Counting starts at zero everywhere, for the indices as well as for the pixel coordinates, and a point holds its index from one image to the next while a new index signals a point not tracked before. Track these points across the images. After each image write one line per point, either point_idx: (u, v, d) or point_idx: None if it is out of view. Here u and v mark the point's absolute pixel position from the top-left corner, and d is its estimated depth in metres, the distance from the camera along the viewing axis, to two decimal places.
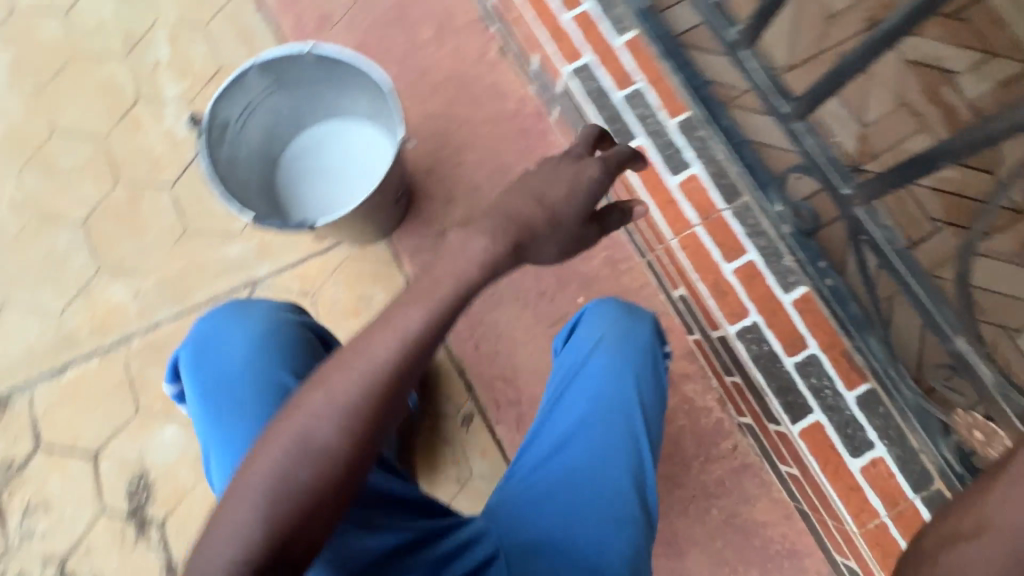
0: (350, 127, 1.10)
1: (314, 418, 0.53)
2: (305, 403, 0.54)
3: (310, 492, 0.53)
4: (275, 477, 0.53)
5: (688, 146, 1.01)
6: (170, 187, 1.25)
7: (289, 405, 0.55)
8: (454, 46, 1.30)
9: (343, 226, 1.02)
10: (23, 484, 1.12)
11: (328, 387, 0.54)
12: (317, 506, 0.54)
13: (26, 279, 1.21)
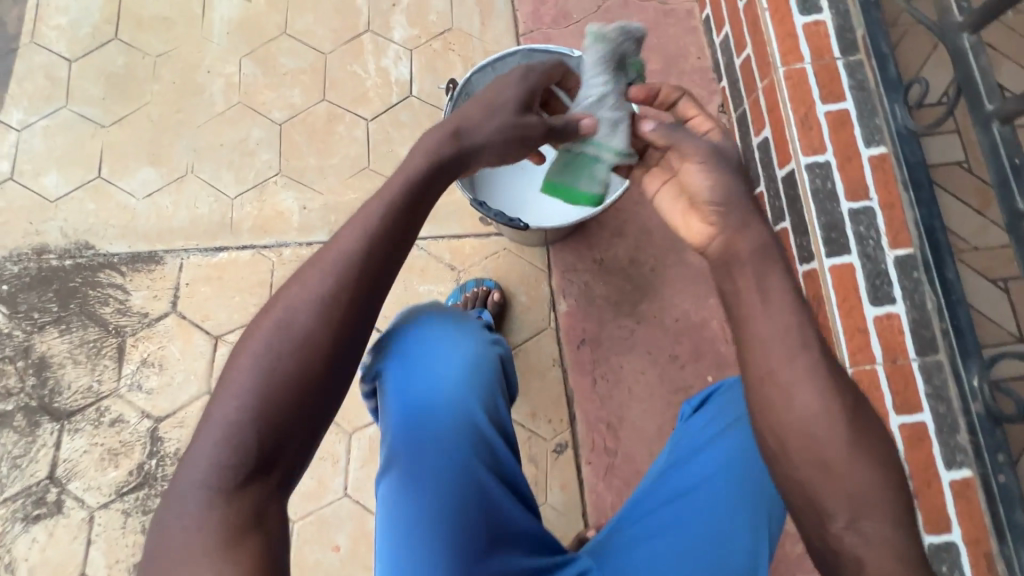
0: None
1: (335, 250, 0.54)
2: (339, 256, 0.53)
3: (329, 308, 0.52)
4: (315, 292, 0.52)
5: (899, 283, 0.96)
6: (367, 122, 1.29)
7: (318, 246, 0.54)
8: (675, 89, 1.31)
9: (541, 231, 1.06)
10: (149, 338, 1.19)
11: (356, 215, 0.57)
12: (341, 323, 0.53)
13: (214, 156, 1.27)
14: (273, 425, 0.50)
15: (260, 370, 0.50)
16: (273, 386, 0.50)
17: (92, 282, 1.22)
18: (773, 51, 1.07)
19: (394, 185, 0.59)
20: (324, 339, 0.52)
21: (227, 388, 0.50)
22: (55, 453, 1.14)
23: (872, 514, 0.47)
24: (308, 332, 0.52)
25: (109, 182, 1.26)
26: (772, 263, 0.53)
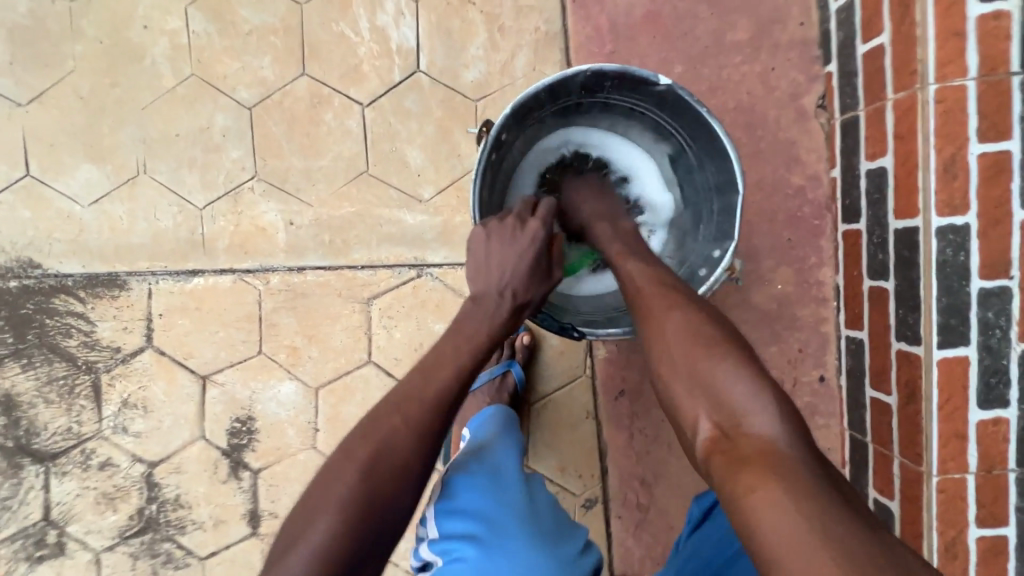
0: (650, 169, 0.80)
1: (426, 384, 0.59)
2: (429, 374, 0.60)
3: (420, 424, 0.56)
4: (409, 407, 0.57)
5: (1017, 383, 0.80)
6: (363, 107, 0.99)
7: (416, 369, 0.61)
8: (765, 70, 1.00)
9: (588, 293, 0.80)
10: (126, 376, 1.04)
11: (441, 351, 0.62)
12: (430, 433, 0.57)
13: (170, 150, 1.00)
14: (371, 520, 0.53)
15: (363, 474, 0.53)
16: (372, 485, 0.53)
17: (47, 310, 1.03)
18: (924, 54, 0.77)
19: (468, 336, 0.63)
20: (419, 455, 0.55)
21: (331, 481, 0.54)
22: (46, 495, 1.06)
23: (750, 418, 0.52)
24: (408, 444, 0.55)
25: (42, 182, 1.00)
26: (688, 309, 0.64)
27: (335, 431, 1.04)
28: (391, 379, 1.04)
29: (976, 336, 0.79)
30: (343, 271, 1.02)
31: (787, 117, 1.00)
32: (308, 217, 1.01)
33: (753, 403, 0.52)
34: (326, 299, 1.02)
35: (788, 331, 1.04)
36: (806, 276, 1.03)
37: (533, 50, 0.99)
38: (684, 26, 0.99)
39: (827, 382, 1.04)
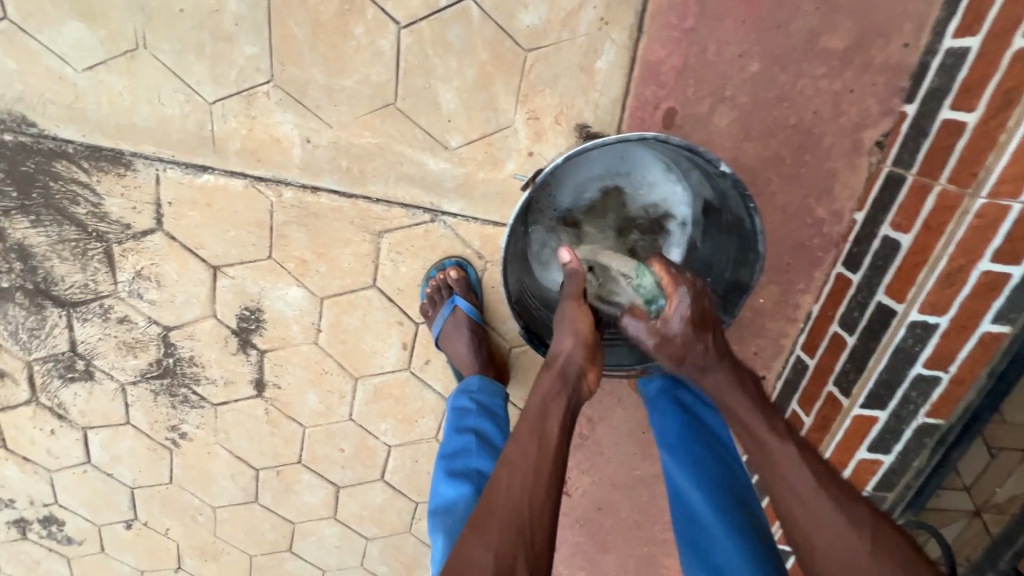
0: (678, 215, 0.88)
1: (518, 448, 0.71)
2: (519, 439, 0.72)
3: (520, 464, 0.69)
4: (507, 468, 0.69)
5: (904, 441, 0.98)
6: (399, 28, 0.88)
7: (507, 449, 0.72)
8: (841, 90, 0.91)
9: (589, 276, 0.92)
10: (138, 251, 1.07)
11: (520, 426, 0.74)
12: (523, 463, 0.69)
13: (175, 27, 0.89)
14: (501, 542, 0.62)
15: (486, 532, 0.63)
16: (501, 539, 0.62)
17: (50, 172, 1.00)
18: (994, 163, 0.75)
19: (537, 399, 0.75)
20: (538, 506, 0.66)
21: (464, 552, 0.62)
22: (70, 333, 1.18)
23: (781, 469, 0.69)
24: (514, 489, 0.67)
25: (25, 32, 0.90)
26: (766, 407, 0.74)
27: (334, 335, 1.16)
28: (392, 304, 1.12)
29: (894, 405, 0.94)
30: (356, 200, 1.02)
31: (842, 148, 0.95)
32: (325, 137, 0.96)
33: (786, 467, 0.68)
34: (336, 223, 1.03)
35: (752, 341, 1.14)
36: (790, 299, 1.09)
37: (603, 6, 0.87)
38: (780, 17, 0.86)
39: (766, 381, 1.18)
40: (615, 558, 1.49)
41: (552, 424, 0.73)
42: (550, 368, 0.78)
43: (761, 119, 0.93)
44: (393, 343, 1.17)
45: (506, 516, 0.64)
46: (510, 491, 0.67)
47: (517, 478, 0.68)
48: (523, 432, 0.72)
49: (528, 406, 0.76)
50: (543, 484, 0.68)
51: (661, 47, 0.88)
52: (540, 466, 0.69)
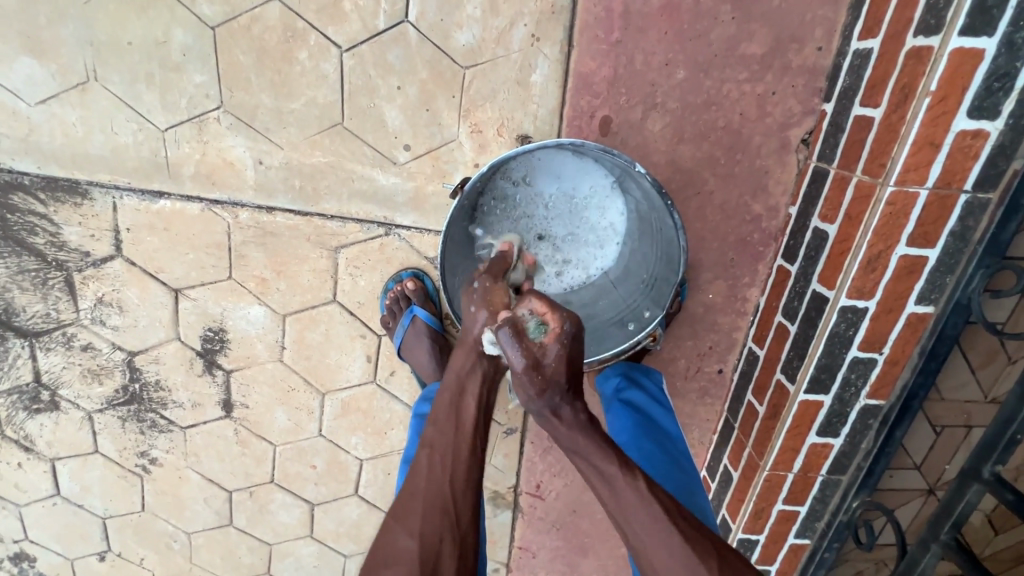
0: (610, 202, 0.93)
1: (438, 431, 0.78)
2: (443, 422, 0.79)
3: (442, 450, 0.76)
4: (429, 454, 0.76)
5: (851, 423, 1.02)
6: (342, 51, 0.92)
7: (432, 428, 0.79)
8: (765, 92, 0.97)
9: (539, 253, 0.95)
10: (99, 278, 1.09)
11: (441, 404, 0.80)
12: (446, 450, 0.76)
13: (125, 59, 0.93)
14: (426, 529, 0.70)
15: (409, 519, 0.71)
16: (423, 522, 0.71)
17: (8, 205, 1.02)
18: (898, 154, 0.80)
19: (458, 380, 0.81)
20: (459, 483, 0.75)
21: (389, 538, 0.71)
22: (34, 363, 1.18)
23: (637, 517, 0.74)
24: (434, 474, 0.75)
25: None
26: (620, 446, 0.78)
27: (299, 351, 1.18)
28: (354, 318, 1.14)
29: (836, 388, 0.98)
30: (311, 218, 1.05)
31: (771, 146, 1.01)
32: (277, 158, 1.00)
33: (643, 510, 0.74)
34: (292, 241, 1.06)
35: (706, 335, 1.18)
36: (737, 292, 1.13)
37: (534, 23, 0.92)
38: (700, 27, 0.92)
39: (723, 374, 1.22)
40: (594, 560, 1.50)
41: (469, 401, 0.80)
42: (465, 342, 0.81)
43: (692, 123, 0.98)
44: (358, 356, 1.19)
45: (425, 503, 0.73)
46: (429, 474, 0.75)
47: (437, 459, 0.76)
48: (442, 414, 0.80)
49: (445, 385, 0.82)
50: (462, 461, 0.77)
51: (592, 59, 0.93)
52: (457, 444, 0.77)
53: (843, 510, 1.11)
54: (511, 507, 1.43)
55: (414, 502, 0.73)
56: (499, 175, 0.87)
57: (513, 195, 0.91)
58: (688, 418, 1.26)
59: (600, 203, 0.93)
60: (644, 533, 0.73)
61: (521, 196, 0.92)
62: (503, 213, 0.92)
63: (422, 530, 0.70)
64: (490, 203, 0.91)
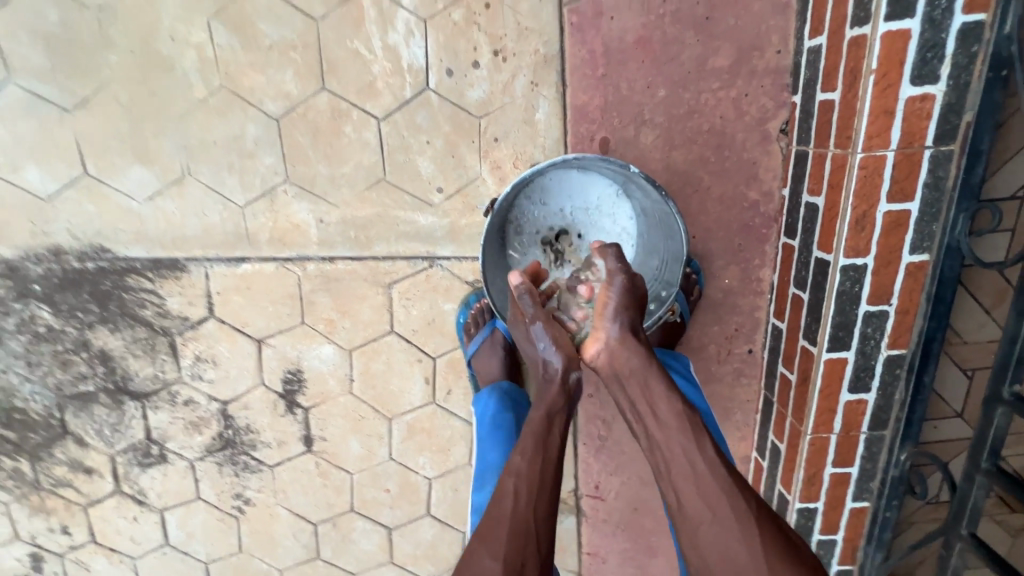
0: (617, 205, 1.07)
1: (524, 458, 0.89)
2: (530, 452, 0.90)
3: (529, 480, 0.87)
4: (515, 480, 0.87)
5: (879, 376, 1.08)
6: (379, 121, 1.12)
7: (518, 456, 0.90)
8: (738, 95, 1.12)
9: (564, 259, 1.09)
10: (196, 338, 1.29)
11: (529, 430, 0.92)
12: (533, 479, 0.87)
13: (210, 154, 1.14)
14: (507, 553, 0.80)
15: (495, 543, 0.81)
16: (507, 547, 0.81)
17: (124, 286, 1.24)
18: (859, 124, 0.92)
19: (544, 412, 0.93)
20: (539, 512, 0.85)
21: (475, 558, 0.81)
22: (145, 422, 1.37)
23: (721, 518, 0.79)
24: (519, 501, 0.85)
25: (98, 181, 1.16)
26: (703, 438, 0.85)
27: (366, 381, 1.33)
28: (410, 345, 1.29)
29: (856, 344, 1.06)
30: (366, 262, 1.23)
31: (754, 140, 1.14)
32: (334, 215, 1.19)
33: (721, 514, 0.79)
34: (352, 284, 1.24)
35: (729, 317, 1.27)
36: (751, 272, 1.24)
37: (532, 72, 1.10)
38: (671, 52, 1.09)
39: (754, 354, 1.30)
40: (663, 557, 1.54)
41: (554, 435, 0.92)
42: (547, 371, 0.96)
43: (679, 131, 1.13)
44: (417, 379, 1.33)
45: (508, 528, 0.83)
46: (516, 502, 0.85)
47: (524, 486, 0.86)
48: (528, 443, 0.90)
49: (533, 419, 0.93)
50: (545, 491, 0.87)
51: (585, 92, 1.11)
52: (544, 477, 0.88)
53: (893, 465, 1.15)
54: (574, 512, 1.50)
55: (499, 525, 0.83)
56: (521, 197, 1.03)
57: (534, 212, 1.06)
58: (729, 400, 1.34)
59: (610, 207, 1.07)
60: (721, 536, 0.78)
61: (543, 213, 1.06)
62: (528, 229, 1.07)
63: (502, 552, 0.80)
64: (516, 222, 1.06)
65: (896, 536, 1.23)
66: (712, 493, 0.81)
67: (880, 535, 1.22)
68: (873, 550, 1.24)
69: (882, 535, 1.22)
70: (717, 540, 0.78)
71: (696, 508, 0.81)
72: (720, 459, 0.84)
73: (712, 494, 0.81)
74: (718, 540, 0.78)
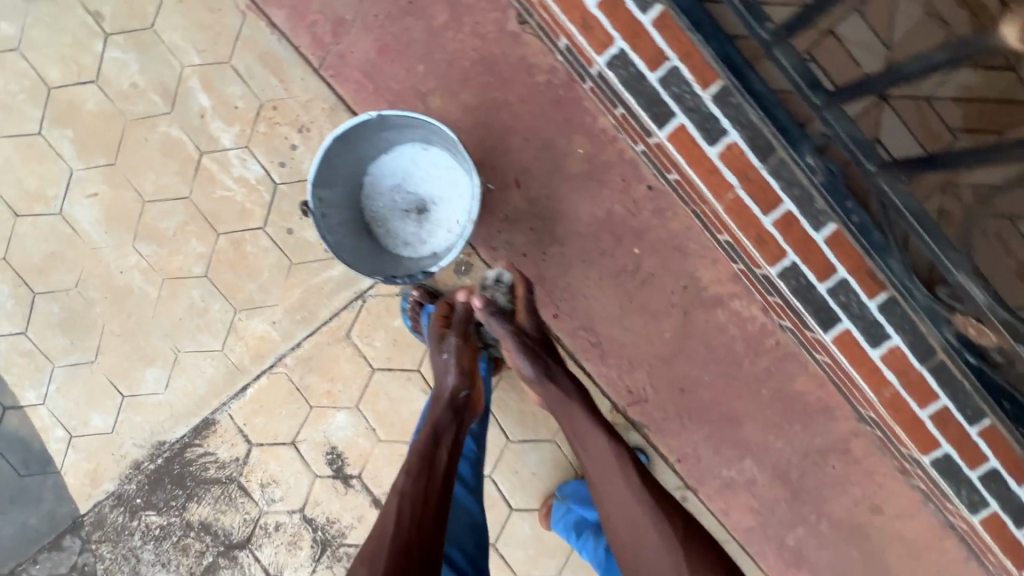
0: (433, 155, 1.22)
1: (406, 478, 0.99)
2: (414, 471, 1.00)
3: (414, 493, 0.96)
4: (400, 493, 0.96)
5: (722, 115, 1.10)
6: (263, 228, 1.42)
7: (402, 474, 1.00)
8: (472, 26, 1.33)
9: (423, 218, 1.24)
10: (253, 469, 1.53)
11: (420, 444, 1.05)
12: (417, 489, 0.98)
13: (183, 329, 1.48)
14: (401, 538, 0.89)
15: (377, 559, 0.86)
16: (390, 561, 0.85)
17: (187, 461, 1.54)
18: None
19: (432, 433, 1.07)
20: (415, 518, 0.93)
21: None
22: (259, 563, 1.56)
23: (622, 492, 0.97)
24: (402, 517, 0.92)
25: (132, 396, 1.52)
26: (600, 435, 1.03)
27: (385, 422, 1.50)
28: (393, 370, 1.47)
29: (677, 108, 1.11)
30: (322, 330, 1.46)
31: (508, 43, 1.33)
32: (280, 312, 1.46)
33: (625, 485, 0.97)
34: (324, 352, 1.47)
35: (608, 176, 1.37)
36: (592, 132, 1.35)
37: (331, 123, 1.38)
38: (407, 37, 1.34)
39: (655, 187, 1.37)
40: (742, 416, 1.46)
41: (441, 452, 1.06)
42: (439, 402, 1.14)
43: (453, 80, 1.35)
44: (418, 394, 1.48)
45: (393, 529, 0.90)
46: (398, 519, 0.92)
47: (406, 501, 0.95)
48: (414, 463, 1.02)
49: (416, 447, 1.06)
50: (428, 507, 0.96)
51: (374, 106, 1.37)
52: (429, 491, 0.98)
53: (810, 170, 1.09)
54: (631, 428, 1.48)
55: (381, 542, 0.88)
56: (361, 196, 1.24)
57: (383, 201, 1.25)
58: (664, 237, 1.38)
59: (431, 161, 1.22)
60: (619, 494, 0.97)
61: (390, 197, 1.25)
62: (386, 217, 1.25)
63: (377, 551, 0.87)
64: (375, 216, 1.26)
65: (892, 231, 1.09)
66: (620, 501, 0.96)
67: (873, 239, 1.10)
68: (883, 258, 1.11)
69: (877, 238, 1.10)
70: (626, 507, 0.95)
71: (608, 490, 0.98)
72: (610, 434, 1.03)
73: (618, 473, 0.98)
74: (620, 492, 0.97)
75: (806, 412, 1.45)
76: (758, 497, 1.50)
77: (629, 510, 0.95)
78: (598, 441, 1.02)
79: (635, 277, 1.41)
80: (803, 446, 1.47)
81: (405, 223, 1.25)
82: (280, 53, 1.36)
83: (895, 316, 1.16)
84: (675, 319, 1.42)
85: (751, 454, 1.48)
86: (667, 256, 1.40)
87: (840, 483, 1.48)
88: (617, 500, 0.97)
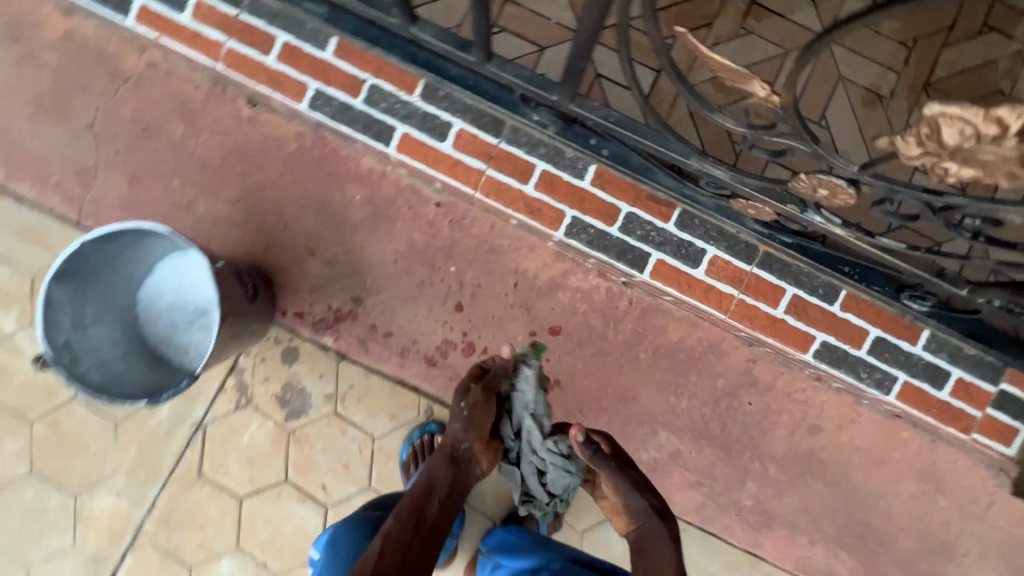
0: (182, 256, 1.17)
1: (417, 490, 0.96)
2: (410, 514, 0.93)
3: (416, 520, 0.92)
4: (406, 511, 0.93)
5: (437, 108, 1.09)
6: (76, 397, 1.33)
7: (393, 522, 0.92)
8: (210, 126, 1.33)
9: (203, 319, 1.18)
10: None
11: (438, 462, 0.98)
12: (432, 506, 0.95)
13: (24, 539, 1.33)
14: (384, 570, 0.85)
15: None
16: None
17: None
18: None
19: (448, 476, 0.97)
20: (433, 533, 0.93)
21: None
22: None
23: (649, 531, 0.95)
24: (386, 552, 0.87)
25: None
26: (638, 490, 0.96)
27: (271, 552, 1.33)
28: (260, 491, 1.33)
29: None
30: (171, 478, 1.33)
31: (249, 128, 1.33)
32: (120, 478, 1.33)
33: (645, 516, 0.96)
34: (181, 502, 1.33)
35: (394, 208, 1.33)
36: (362, 175, 1.33)
37: None
38: (149, 159, 1.33)
39: (441, 201, 1.32)
40: (634, 389, 1.33)
41: (431, 505, 0.95)
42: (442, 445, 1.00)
43: (210, 180, 1.33)
44: (296, 506, 1.33)
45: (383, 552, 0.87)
46: (379, 559, 0.86)
47: (410, 507, 0.94)
48: (421, 497, 0.95)
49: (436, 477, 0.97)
50: (422, 535, 0.91)
51: None
52: (431, 515, 0.94)
53: (539, 123, 1.07)
54: None
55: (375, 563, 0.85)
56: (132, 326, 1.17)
57: (156, 322, 1.18)
58: (472, 245, 1.33)
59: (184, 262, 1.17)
60: (653, 552, 0.93)
61: (162, 315, 1.18)
62: (167, 335, 1.18)
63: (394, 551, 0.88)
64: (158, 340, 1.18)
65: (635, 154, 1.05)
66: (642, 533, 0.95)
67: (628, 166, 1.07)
68: (662, 179, 1.06)
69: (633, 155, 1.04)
70: (646, 540, 0.95)
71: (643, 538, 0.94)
72: (638, 483, 0.97)
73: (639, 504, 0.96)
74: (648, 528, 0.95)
75: (695, 358, 1.32)
76: (690, 468, 1.34)
77: (651, 545, 0.94)
78: (641, 502, 0.96)
79: (464, 294, 1.33)
80: (711, 395, 1.33)
81: (189, 332, 1.18)
82: (38, 222, 1.34)
83: (701, 228, 1.11)
84: (522, 319, 1.33)
85: (662, 425, 1.34)
86: (485, 261, 1.33)
87: (767, 420, 1.33)
88: (655, 554, 0.93)
